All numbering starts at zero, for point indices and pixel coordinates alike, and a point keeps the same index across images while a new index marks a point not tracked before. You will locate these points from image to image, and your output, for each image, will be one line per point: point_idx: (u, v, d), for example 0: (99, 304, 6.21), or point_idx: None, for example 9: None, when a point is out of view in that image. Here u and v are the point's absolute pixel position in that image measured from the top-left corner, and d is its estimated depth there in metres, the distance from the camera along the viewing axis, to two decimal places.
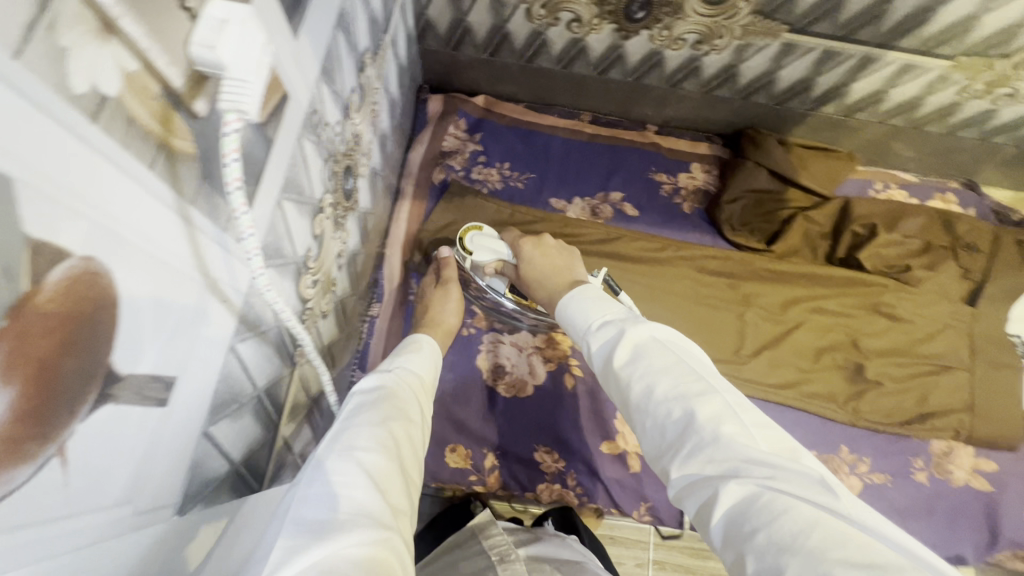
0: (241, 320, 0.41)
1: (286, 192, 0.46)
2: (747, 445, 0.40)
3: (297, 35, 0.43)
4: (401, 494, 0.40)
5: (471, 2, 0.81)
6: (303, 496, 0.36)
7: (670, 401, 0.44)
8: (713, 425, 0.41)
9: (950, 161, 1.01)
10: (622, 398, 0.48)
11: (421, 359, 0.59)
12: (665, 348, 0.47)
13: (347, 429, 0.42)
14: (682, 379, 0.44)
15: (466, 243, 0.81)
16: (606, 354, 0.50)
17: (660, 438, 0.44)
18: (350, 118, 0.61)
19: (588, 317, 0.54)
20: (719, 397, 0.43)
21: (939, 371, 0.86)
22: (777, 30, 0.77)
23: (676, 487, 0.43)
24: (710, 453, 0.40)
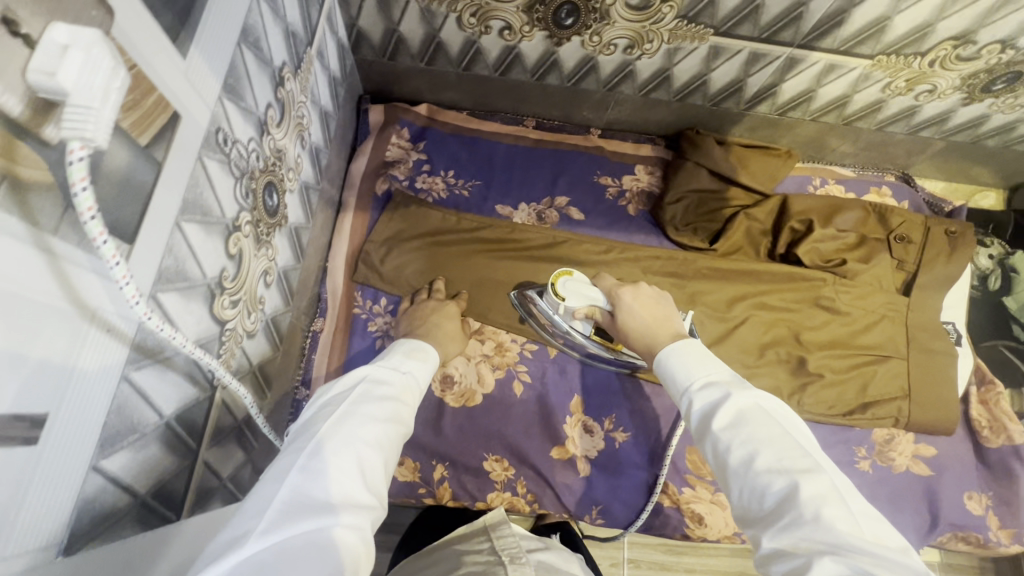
0: (137, 346, 0.40)
1: (186, 214, 0.45)
2: (847, 532, 0.40)
3: (186, 55, 0.42)
4: (382, 485, 0.49)
5: (401, 12, 0.80)
6: (308, 466, 0.44)
7: (772, 472, 0.46)
8: (814, 500, 0.42)
9: (884, 155, 1.04)
10: (717, 462, 0.51)
11: (423, 370, 0.66)
12: (769, 418, 0.50)
13: (352, 420, 0.50)
14: (787, 453, 0.47)
15: (559, 289, 0.76)
16: (706, 414, 0.53)
17: (756, 507, 0.46)
18: (269, 133, 0.60)
19: (691, 375, 0.58)
20: (819, 476, 0.44)
21: (877, 361, 0.88)
22: (703, 34, 0.78)
23: (765, 556, 0.43)
24: (801, 521, 0.42)
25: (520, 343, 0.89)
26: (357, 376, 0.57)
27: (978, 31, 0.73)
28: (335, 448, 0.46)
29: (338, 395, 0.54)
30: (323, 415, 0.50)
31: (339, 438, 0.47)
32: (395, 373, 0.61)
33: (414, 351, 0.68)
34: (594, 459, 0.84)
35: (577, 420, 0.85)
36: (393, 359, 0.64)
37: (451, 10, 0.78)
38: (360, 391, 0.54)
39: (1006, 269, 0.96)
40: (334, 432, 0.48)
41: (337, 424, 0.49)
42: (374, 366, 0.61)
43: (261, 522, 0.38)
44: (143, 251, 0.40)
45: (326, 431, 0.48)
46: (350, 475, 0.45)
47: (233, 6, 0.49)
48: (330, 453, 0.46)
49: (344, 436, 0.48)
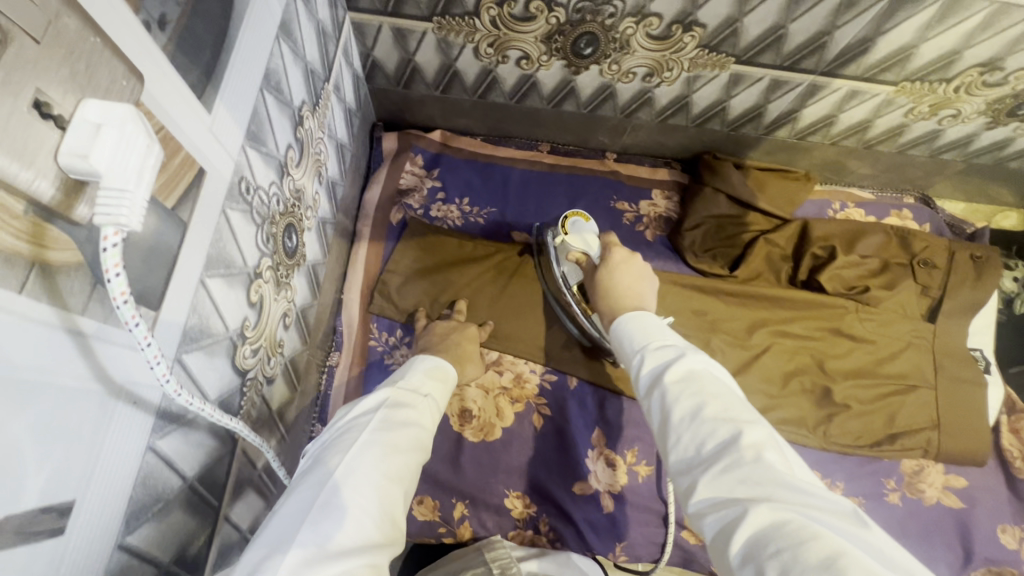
0: (162, 414, 0.39)
1: (210, 269, 0.44)
2: (784, 475, 0.39)
3: (211, 109, 0.41)
4: (399, 520, 0.46)
5: (417, 43, 0.79)
6: (326, 504, 0.42)
7: (716, 421, 0.43)
8: (756, 450, 0.41)
9: (904, 176, 1.03)
10: (660, 417, 0.48)
11: (444, 392, 0.62)
12: (716, 378, 0.48)
13: (371, 452, 0.48)
14: (730, 406, 0.45)
15: (568, 222, 0.78)
16: (656, 370, 0.50)
17: (693, 455, 0.43)
18: (289, 174, 0.59)
19: (645, 338, 0.55)
20: (757, 428, 0.43)
21: (905, 391, 0.86)
22: (724, 62, 0.77)
23: (698, 505, 0.41)
24: (739, 468, 0.40)
25: (538, 374, 0.87)
26: (377, 400, 0.54)
27: (1006, 58, 0.72)
28: (352, 483, 0.44)
29: (357, 422, 0.51)
30: (342, 444, 0.48)
31: (358, 473, 0.45)
32: (416, 395, 0.57)
33: (434, 371, 0.63)
34: (617, 494, 0.81)
35: (599, 454, 0.83)
36: (415, 379, 0.60)
37: (468, 41, 0.77)
38: (380, 418, 0.51)
39: None
40: (353, 466, 0.46)
41: (355, 457, 0.47)
42: (394, 387, 0.57)
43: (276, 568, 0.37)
44: (168, 316, 0.38)
45: (346, 465, 0.46)
46: (367, 515, 0.43)
47: (255, 53, 0.48)
48: (348, 490, 0.44)
49: (361, 471, 0.46)
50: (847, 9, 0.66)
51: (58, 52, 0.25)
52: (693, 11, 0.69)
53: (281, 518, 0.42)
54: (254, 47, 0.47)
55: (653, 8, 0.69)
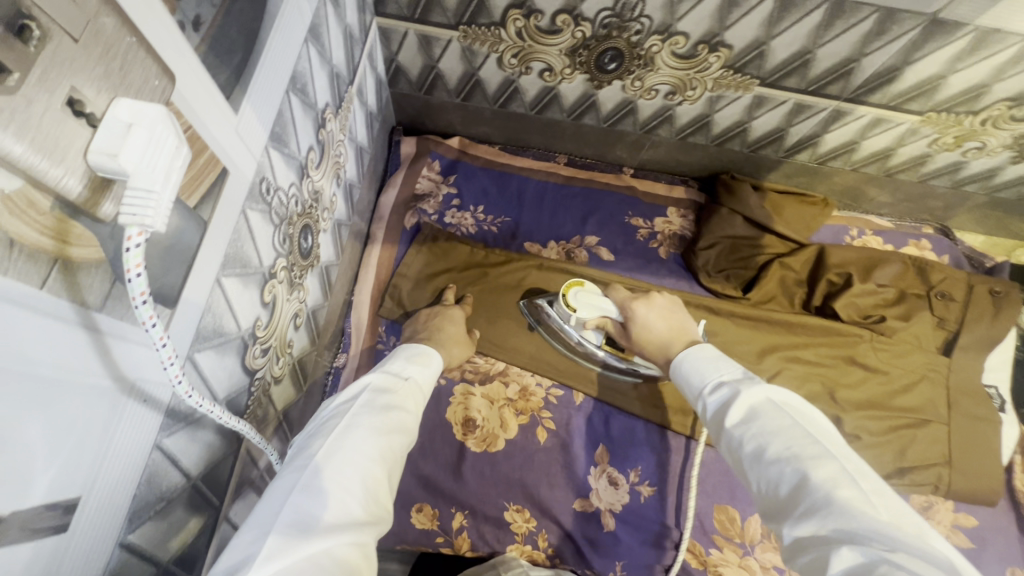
0: (170, 412, 0.38)
1: (226, 268, 0.44)
2: (867, 513, 0.37)
3: (238, 109, 0.41)
4: (386, 499, 0.46)
5: (442, 50, 0.79)
6: (309, 485, 0.42)
7: (783, 460, 0.43)
8: (827, 488, 0.39)
9: (923, 206, 1.01)
10: (736, 458, 0.49)
11: (427, 377, 0.63)
12: (782, 410, 0.47)
13: (355, 432, 0.48)
14: (796, 441, 0.44)
15: (570, 300, 0.78)
16: (720, 412, 0.52)
17: (774, 499, 0.43)
18: (308, 175, 0.59)
19: (705, 377, 0.56)
20: (831, 461, 0.41)
21: (916, 424, 0.85)
22: (748, 84, 0.76)
23: (790, 549, 0.40)
24: (812, 510, 0.39)
25: (545, 387, 0.87)
26: (360, 385, 0.54)
27: None
28: (336, 465, 0.44)
29: (339, 408, 0.51)
30: (325, 429, 0.48)
31: (341, 454, 0.45)
32: (398, 380, 0.58)
33: (416, 356, 0.64)
34: (619, 513, 0.80)
35: (602, 472, 0.82)
36: (396, 364, 0.61)
37: (493, 50, 0.77)
38: (361, 402, 0.52)
39: None
40: (337, 447, 0.46)
41: (339, 439, 0.47)
42: (376, 372, 0.58)
43: (259, 550, 0.36)
44: (182, 316, 0.38)
45: (328, 447, 0.45)
46: (352, 493, 0.43)
47: (283, 54, 0.48)
48: (331, 470, 0.43)
49: (346, 452, 0.45)
50: (877, 37, 0.66)
51: (96, 51, 0.25)
52: (720, 32, 0.69)
53: (260, 505, 0.41)
54: (282, 50, 0.48)
55: (680, 27, 0.69)
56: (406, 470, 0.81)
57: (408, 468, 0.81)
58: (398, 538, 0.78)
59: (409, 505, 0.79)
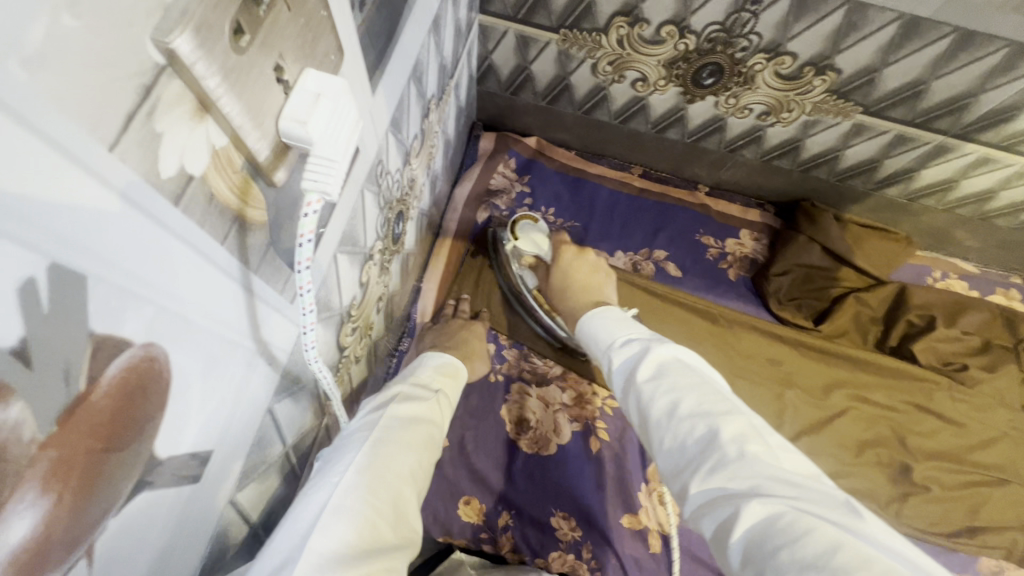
0: (284, 378, 0.39)
1: (342, 245, 0.45)
2: (772, 466, 0.36)
3: (375, 91, 0.42)
4: (415, 519, 0.46)
5: (538, 52, 0.80)
6: (341, 507, 0.40)
7: (694, 417, 0.41)
8: (736, 442, 0.38)
9: (1017, 256, 0.95)
10: (638, 416, 0.45)
11: (452, 390, 0.64)
12: (690, 369, 0.45)
13: (385, 447, 0.47)
14: (707, 398, 0.42)
15: (516, 229, 0.85)
16: (628, 368, 0.48)
17: (678, 458, 0.40)
18: (409, 163, 0.60)
19: (613, 334, 0.54)
20: (735, 414, 0.40)
21: (992, 484, 0.80)
22: (850, 110, 0.74)
23: (693, 505, 0.38)
24: (716, 467, 0.37)
25: (601, 397, 0.86)
26: (388, 396, 0.54)
27: None
28: (368, 483, 0.43)
29: (366, 420, 0.50)
30: (354, 443, 0.47)
31: (371, 470, 0.44)
32: (423, 391, 0.58)
33: (444, 366, 0.65)
34: (667, 535, 0.78)
35: (652, 491, 0.80)
36: (425, 375, 0.61)
37: (590, 56, 0.78)
38: (390, 414, 0.51)
39: None
40: (368, 464, 0.44)
41: (371, 454, 0.46)
42: (404, 384, 0.58)
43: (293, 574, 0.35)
44: None
45: (360, 463, 0.44)
46: (384, 516, 0.42)
47: (412, 42, 0.49)
48: (362, 489, 0.42)
49: (377, 469, 0.44)
50: (1000, 73, 0.63)
51: (300, 21, 0.26)
52: (831, 55, 0.67)
53: (287, 525, 0.40)
54: (412, 39, 0.49)
55: (790, 47, 0.67)
56: (456, 461, 0.81)
57: (460, 460, 0.81)
58: (442, 527, 0.77)
59: (457, 497, 0.79)
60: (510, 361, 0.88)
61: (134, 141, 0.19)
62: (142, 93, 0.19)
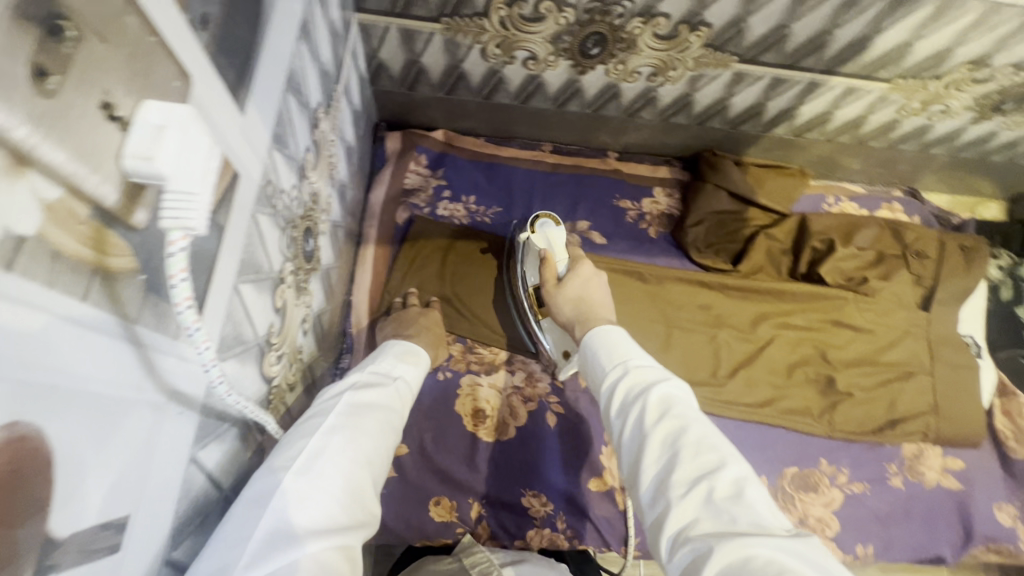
0: (205, 420, 0.38)
1: (242, 274, 0.43)
2: (762, 513, 0.41)
3: (244, 110, 0.40)
4: (371, 498, 0.47)
5: (424, 44, 0.79)
6: (292, 491, 0.41)
7: (700, 452, 0.44)
8: (735, 487, 0.42)
9: (893, 171, 1.06)
10: (632, 438, 0.48)
11: (415, 375, 0.63)
12: (696, 409, 0.49)
13: (341, 433, 0.47)
14: (711, 438, 0.45)
15: (535, 223, 0.80)
16: (637, 391, 0.50)
17: (676, 482, 0.44)
18: (306, 177, 0.58)
19: (628, 350, 0.56)
20: (736, 461, 0.44)
21: (903, 377, 0.90)
22: (728, 61, 0.78)
23: (675, 530, 0.42)
24: (712, 503, 0.41)
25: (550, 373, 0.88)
26: (346, 382, 0.55)
27: (994, 55, 0.76)
28: (320, 468, 0.44)
29: (325, 404, 0.51)
30: (306, 429, 0.47)
31: (326, 453, 0.45)
32: (384, 380, 0.58)
33: (405, 354, 0.64)
34: None
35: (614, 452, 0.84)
36: (385, 363, 0.61)
37: (476, 41, 0.77)
38: (347, 400, 0.51)
39: (1014, 280, 0.97)
40: (322, 448, 0.45)
41: (325, 438, 0.46)
42: (363, 372, 0.58)
43: (241, 558, 0.37)
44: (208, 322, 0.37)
45: (313, 447, 0.45)
46: (339, 496, 0.43)
47: (279, 52, 0.47)
48: (317, 473, 0.43)
49: (331, 453, 0.45)
50: (847, 8, 0.69)
51: (121, 52, 0.25)
52: (700, 11, 0.70)
53: (238, 506, 0.40)
54: (280, 47, 0.47)
55: (662, 8, 0.70)
56: (421, 466, 0.80)
57: (424, 463, 0.81)
58: (417, 532, 0.77)
59: (427, 499, 0.79)
60: (457, 355, 0.88)
61: None
62: None
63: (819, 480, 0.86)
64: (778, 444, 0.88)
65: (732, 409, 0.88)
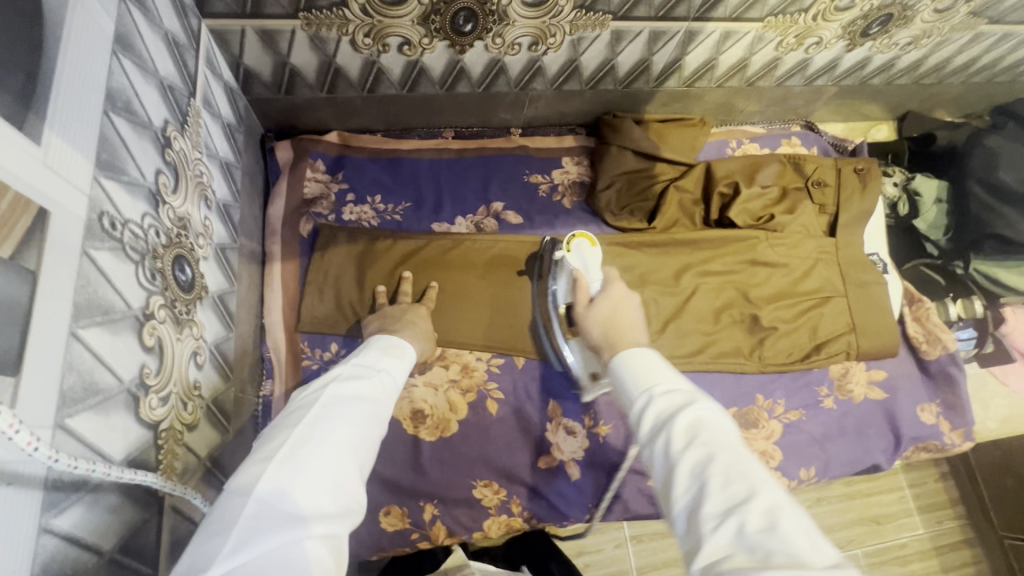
0: (52, 486, 0.35)
1: (82, 319, 0.39)
2: (802, 547, 0.38)
3: (41, 140, 0.36)
4: (359, 487, 0.46)
5: (289, 43, 0.74)
6: (279, 479, 0.41)
7: (728, 482, 0.43)
8: (769, 517, 0.40)
9: (788, 108, 1.10)
10: (661, 467, 0.48)
11: (401, 366, 0.60)
12: (726, 430, 0.48)
13: (325, 424, 0.46)
14: (739, 465, 0.44)
15: (569, 242, 0.83)
16: (659, 416, 0.50)
17: (705, 513, 0.42)
18: (166, 203, 0.54)
19: (647, 371, 0.55)
20: (768, 489, 0.42)
21: (821, 303, 0.93)
22: (603, 20, 0.78)
23: (706, 570, 0.39)
24: (745, 537, 0.39)
25: (486, 360, 0.86)
26: (331, 375, 0.52)
27: None
28: (308, 455, 0.43)
29: (308, 397, 0.49)
30: (294, 419, 0.46)
31: (310, 444, 0.44)
32: (369, 371, 0.55)
33: (390, 348, 0.61)
34: (582, 459, 0.82)
35: (557, 426, 0.83)
36: (370, 356, 0.58)
37: (342, 33, 0.74)
38: (331, 392, 0.49)
39: (910, 194, 1.03)
40: (308, 436, 0.44)
41: (309, 429, 0.45)
42: (346, 364, 0.55)
43: (226, 541, 0.37)
44: (34, 378, 0.34)
45: (298, 436, 0.44)
46: (320, 489, 0.42)
47: (87, 69, 0.42)
48: (299, 464, 0.42)
49: (315, 445, 0.44)
50: None
51: None
52: None
53: (226, 495, 0.41)
54: (89, 64, 0.43)
55: None
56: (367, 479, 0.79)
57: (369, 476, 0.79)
58: (374, 547, 0.78)
59: (376, 510, 0.78)
60: None
61: None
62: None
63: (757, 415, 0.89)
64: (715, 388, 0.90)
65: (668, 362, 0.89)
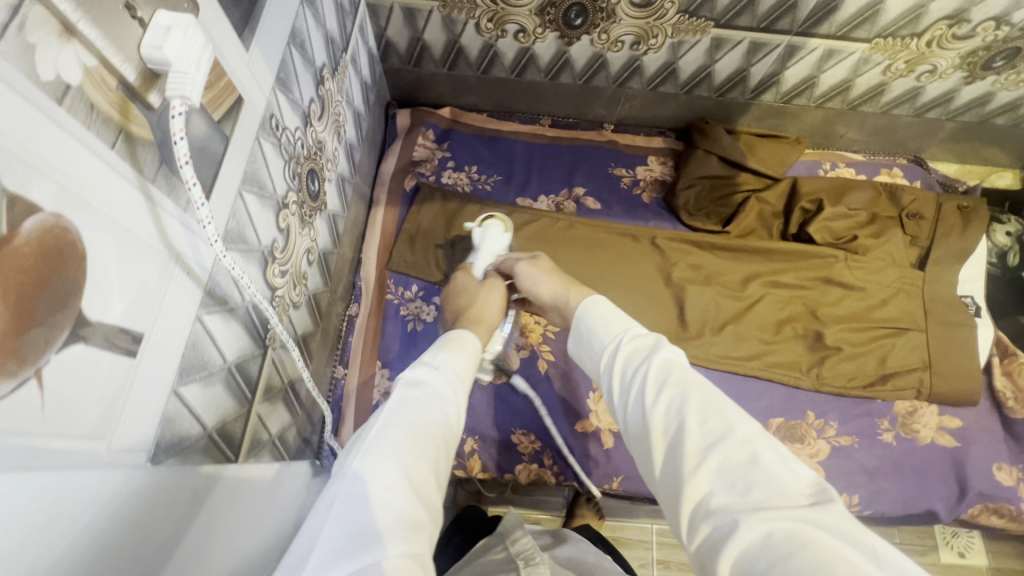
0: (208, 293, 0.47)
1: (245, 185, 0.52)
2: (783, 477, 0.38)
3: (249, 48, 0.50)
4: (435, 501, 0.40)
5: (425, 21, 0.88)
6: (355, 492, 0.36)
7: (704, 418, 0.44)
8: (748, 448, 0.40)
9: (894, 139, 1.07)
10: (639, 419, 0.49)
11: (466, 369, 0.55)
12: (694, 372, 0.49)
13: (395, 429, 0.42)
14: (712, 404, 0.44)
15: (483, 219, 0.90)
16: (638, 365, 0.52)
17: (680, 455, 0.43)
18: (311, 126, 0.68)
19: (613, 330, 0.58)
20: (742, 424, 0.42)
21: (895, 334, 0.90)
22: (705, 26, 0.84)
23: (693, 509, 0.40)
24: (725, 472, 0.40)
25: (543, 325, 0.93)
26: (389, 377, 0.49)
27: (971, 9, 0.78)
28: (380, 464, 0.38)
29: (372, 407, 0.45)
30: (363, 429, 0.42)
31: (381, 451, 0.39)
32: (425, 371, 0.50)
33: (449, 343, 0.57)
34: (618, 432, 0.86)
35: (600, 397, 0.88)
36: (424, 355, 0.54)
37: (470, 17, 0.86)
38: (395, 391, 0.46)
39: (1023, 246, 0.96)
40: (377, 447, 0.40)
41: (377, 438, 0.41)
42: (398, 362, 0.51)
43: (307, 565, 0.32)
44: (215, 208, 0.47)
45: (366, 448, 0.40)
46: (402, 495, 0.37)
47: (283, 10, 0.57)
48: (373, 474, 0.37)
49: (385, 451, 0.39)
50: None
51: None
52: None
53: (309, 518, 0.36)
54: (284, 6, 0.57)
55: None
56: None
57: None
58: None
59: None
60: None
61: (13, 46, 0.27)
62: (10, 10, 0.26)
63: (805, 432, 0.87)
64: (765, 397, 0.90)
65: (721, 361, 0.90)
